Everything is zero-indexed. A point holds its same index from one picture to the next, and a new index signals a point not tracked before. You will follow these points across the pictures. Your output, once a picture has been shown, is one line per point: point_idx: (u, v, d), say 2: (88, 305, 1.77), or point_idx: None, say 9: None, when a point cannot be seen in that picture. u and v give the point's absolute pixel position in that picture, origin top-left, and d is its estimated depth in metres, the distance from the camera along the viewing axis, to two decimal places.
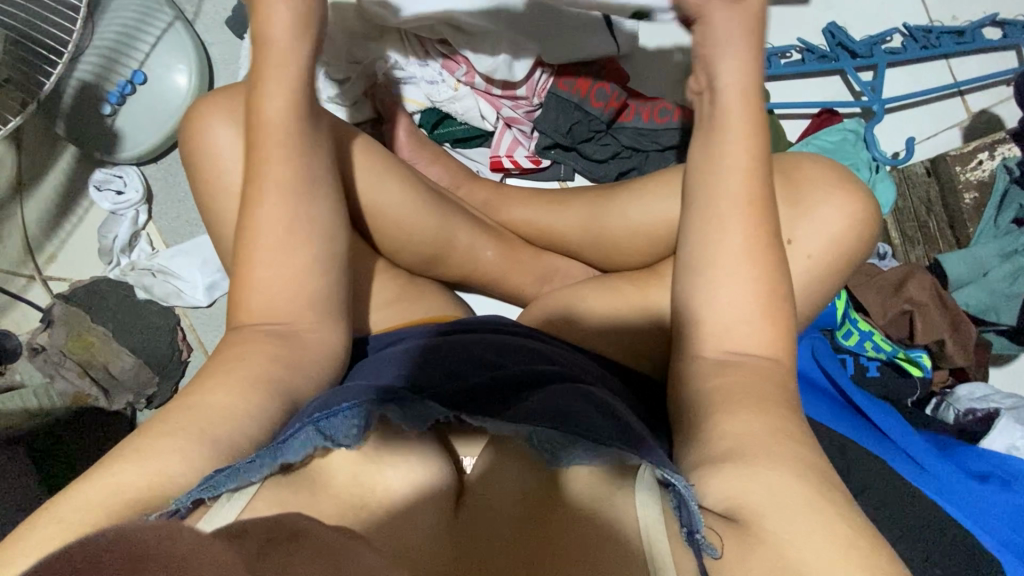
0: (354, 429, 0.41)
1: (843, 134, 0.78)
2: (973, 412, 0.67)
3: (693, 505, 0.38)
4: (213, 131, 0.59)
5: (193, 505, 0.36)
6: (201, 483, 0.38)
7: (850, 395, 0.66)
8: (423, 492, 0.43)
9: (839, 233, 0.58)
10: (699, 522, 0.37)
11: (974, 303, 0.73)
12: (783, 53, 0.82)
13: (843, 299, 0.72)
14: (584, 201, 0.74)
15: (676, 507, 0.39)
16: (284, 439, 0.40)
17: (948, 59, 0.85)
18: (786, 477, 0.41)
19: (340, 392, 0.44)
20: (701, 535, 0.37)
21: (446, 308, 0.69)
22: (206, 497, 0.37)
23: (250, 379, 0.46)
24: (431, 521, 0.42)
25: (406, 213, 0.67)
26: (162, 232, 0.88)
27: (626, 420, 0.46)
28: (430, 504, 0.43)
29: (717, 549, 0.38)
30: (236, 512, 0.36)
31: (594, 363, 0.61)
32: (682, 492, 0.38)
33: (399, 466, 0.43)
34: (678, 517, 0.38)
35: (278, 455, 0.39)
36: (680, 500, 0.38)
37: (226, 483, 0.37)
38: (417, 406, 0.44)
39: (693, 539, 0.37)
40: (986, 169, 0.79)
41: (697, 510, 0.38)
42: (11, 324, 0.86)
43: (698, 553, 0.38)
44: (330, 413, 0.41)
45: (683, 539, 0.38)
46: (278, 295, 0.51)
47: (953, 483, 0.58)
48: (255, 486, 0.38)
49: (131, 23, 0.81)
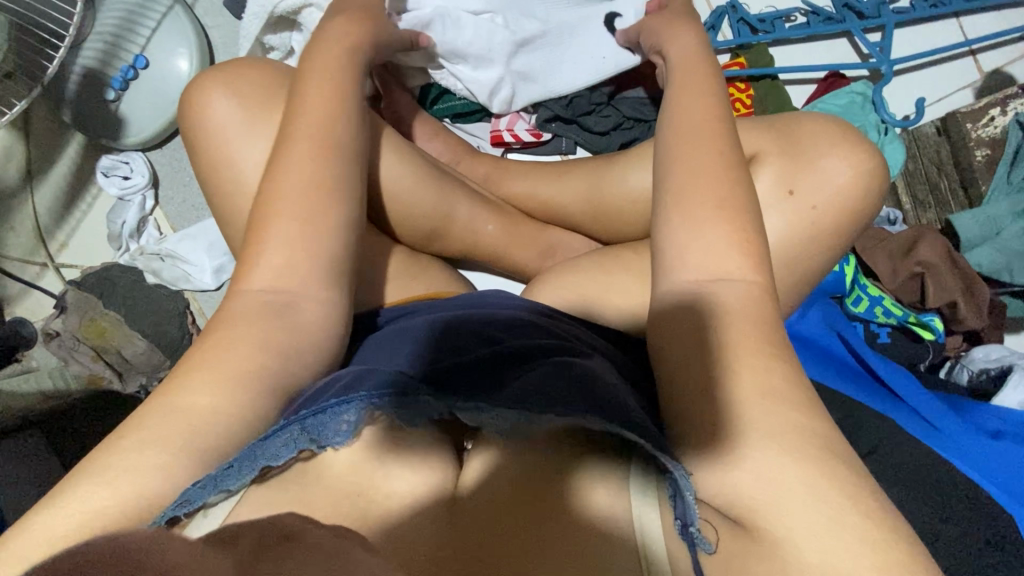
0: (343, 427, 0.42)
1: (851, 97, 0.77)
2: (987, 371, 0.65)
3: (689, 496, 0.40)
4: (212, 106, 0.60)
5: (170, 523, 0.37)
6: (177, 498, 0.38)
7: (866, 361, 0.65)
8: (427, 493, 0.44)
9: (845, 190, 0.57)
10: (693, 515, 0.39)
11: (988, 263, 0.71)
12: (788, 16, 0.80)
13: (852, 264, 0.71)
14: (583, 174, 0.74)
15: (670, 498, 0.40)
16: (267, 437, 0.41)
17: (959, 17, 0.82)
18: (783, 456, 0.41)
19: (331, 388, 0.45)
20: (695, 528, 0.39)
21: (448, 282, 0.69)
22: (180, 515, 0.37)
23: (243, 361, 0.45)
24: (434, 517, 0.42)
25: (403, 183, 0.66)
26: (170, 217, 0.89)
27: (618, 398, 0.45)
28: (439, 501, 0.44)
29: (711, 544, 0.39)
30: (216, 522, 0.37)
31: (592, 334, 0.61)
32: (678, 481, 0.40)
33: (405, 468, 0.44)
34: (673, 508, 0.40)
35: (260, 459, 0.40)
36: (677, 490, 0.40)
37: (202, 495, 0.38)
38: (412, 399, 0.43)
39: (687, 532, 0.39)
40: (997, 125, 0.76)
41: (693, 503, 0.40)
42: (25, 312, 0.88)
43: (692, 547, 0.39)
44: (317, 411, 0.42)
45: (677, 532, 0.39)
46: (273, 272, 0.50)
47: (965, 443, 0.57)
48: (235, 497, 0.39)
49: (132, 10, 0.82)
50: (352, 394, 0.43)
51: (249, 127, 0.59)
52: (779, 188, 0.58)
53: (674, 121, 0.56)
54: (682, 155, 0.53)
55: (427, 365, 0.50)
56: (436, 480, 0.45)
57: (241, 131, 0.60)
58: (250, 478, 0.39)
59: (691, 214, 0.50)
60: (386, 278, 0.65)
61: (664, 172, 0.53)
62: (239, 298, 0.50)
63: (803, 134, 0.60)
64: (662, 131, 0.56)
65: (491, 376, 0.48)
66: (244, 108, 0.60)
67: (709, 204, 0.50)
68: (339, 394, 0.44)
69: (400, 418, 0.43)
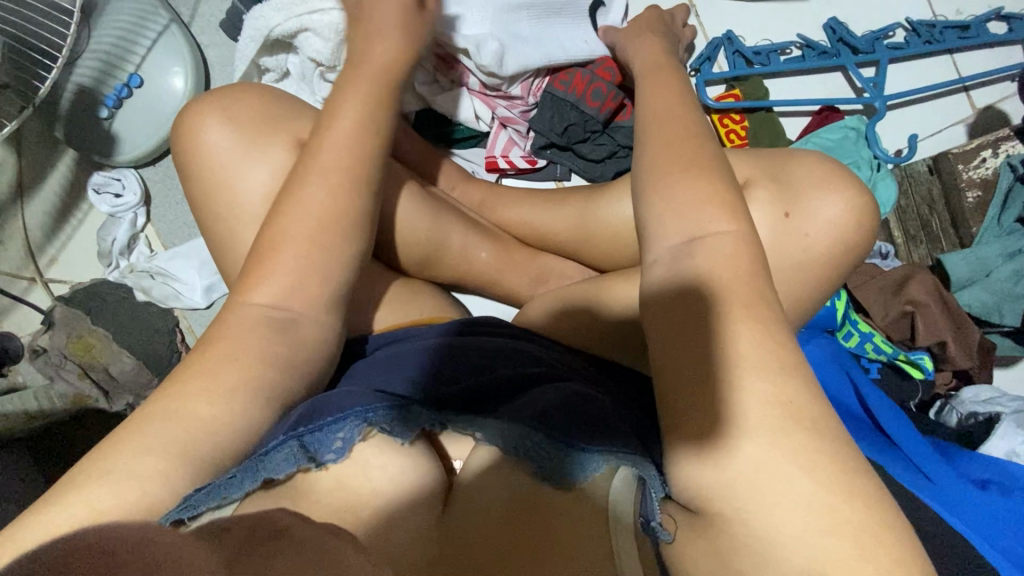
0: (337, 443, 0.44)
1: (844, 132, 0.77)
2: (976, 415, 0.66)
3: (655, 496, 0.42)
4: (205, 133, 0.59)
5: (174, 523, 0.36)
6: (179, 503, 0.38)
7: (868, 403, 0.65)
8: (412, 495, 0.45)
9: (836, 229, 0.57)
10: (653, 511, 0.42)
11: (979, 304, 0.71)
12: (783, 49, 0.81)
13: (842, 299, 0.71)
14: (577, 202, 0.73)
15: (639, 495, 0.44)
16: (267, 451, 0.42)
17: (953, 54, 0.83)
18: None
19: (326, 404, 0.45)
20: (656, 522, 0.41)
21: (438, 310, 0.69)
22: (184, 517, 0.37)
23: (221, 395, 0.45)
24: (420, 522, 0.45)
25: (400, 214, 0.67)
26: (161, 235, 0.89)
27: (608, 417, 0.46)
28: (420, 505, 0.46)
29: (668, 533, 0.41)
30: (225, 513, 0.37)
31: (572, 356, 0.61)
32: (651, 486, 0.42)
33: (382, 463, 0.45)
34: (639, 505, 0.43)
35: (263, 469, 0.41)
36: (647, 492, 0.43)
37: (206, 501, 0.38)
38: (408, 416, 0.46)
39: (648, 527, 0.42)
40: (989, 166, 0.77)
41: (658, 502, 0.42)
42: (12, 326, 0.87)
43: (652, 538, 0.42)
44: (316, 427, 0.43)
45: (640, 528, 0.43)
46: (260, 306, 0.50)
47: (955, 491, 0.57)
48: (235, 505, 0.39)
49: (127, 28, 0.82)
50: (347, 411, 0.44)
51: (242, 156, 0.59)
52: (772, 230, 0.58)
53: (660, 138, 0.53)
54: (676, 177, 0.49)
55: (424, 388, 0.50)
56: (424, 488, 0.47)
57: (235, 159, 0.59)
58: (253, 488, 0.40)
59: (672, 237, 0.47)
60: (375, 307, 0.64)
61: (642, 199, 0.51)
62: (220, 324, 0.49)
63: (798, 173, 0.60)
64: (640, 161, 0.53)
65: (488, 400, 0.48)
66: (238, 137, 0.59)
67: None
68: (336, 411, 0.45)
69: (397, 435, 0.45)
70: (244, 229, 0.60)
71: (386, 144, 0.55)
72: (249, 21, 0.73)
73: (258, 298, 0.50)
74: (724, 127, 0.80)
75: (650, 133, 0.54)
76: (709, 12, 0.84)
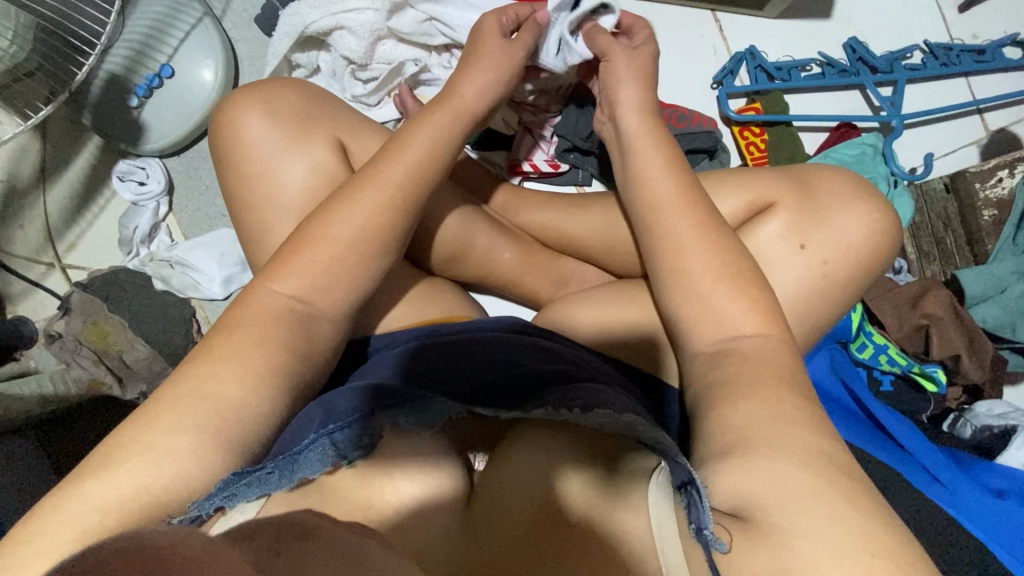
0: (363, 440, 0.43)
1: (862, 148, 0.79)
2: (991, 428, 0.66)
3: (704, 504, 0.38)
4: (243, 124, 0.60)
5: (214, 511, 0.37)
6: (222, 489, 0.39)
7: (872, 411, 0.66)
8: (434, 497, 0.46)
9: (858, 241, 0.59)
10: (706, 519, 0.38)
11: (992, 320, 0.73)
12: (805, 66, 0.83)
13: (858, 311, 0.73)
14: (600, 207, 0.75)
15: (685, 507, 0.40)
16: (300, 450, 0.41)
17: (968, 77, 0.85)
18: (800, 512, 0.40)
19: (349, 398, 0.44)
20: (709, 531, 0.38)
21: (461, 308, 0.69)
22: (226, 506, 0.38)
23: (256, 383, 0.45)
24: (446, 520, 0.45)
25: (428, 213, 0.68)
26: (182, 225, 0.89)
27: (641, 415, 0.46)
28: (443, 506, 0.46)
29: (724, 543, 0.38)
30: (251, 514, 0.37)
31: (615, 371, 0.60)
32: (696, 491, 0.39)
33: (411, 476, 0.46)
34: (688, 514, 0.39)
35: (297, 470, 0.40)
36: (692, 497, 0.39)
37: (245, 493, 0.38)
38: (430, 408, 0.45)
39: (701, 535, 0.38)
40: (1005, 186, 0.79)
41: (707, 508, 0.38)
42: (28, 311, 0.87)
43: (706, 547, 0.38)
44: (346, 425, 0.42)
45: (692, 535, 0.39)
46: (296, 296, 0.50)
47: (971, 500, 0.58)
48: (267, 499, 0.39)
49: (161, 19, 0.83)
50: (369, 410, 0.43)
51: (279, 148, 0.60)
52: (792, 239, 0.59)
53: (678, 239, 0.54)
54: (704, 289, 0.52)
55: (451, 378, 0.50)
56: (448, 489, 0.48)
57: (272, 151, 0.60)
58: (287, 486, 0.40)
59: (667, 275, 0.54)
60: (402, 302, 0.65)
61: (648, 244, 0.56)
62: (251, 308, 0.50)
63: (822, 186, 0.61)
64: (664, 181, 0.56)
65: (514, 397, 0.49)
66: (275, 130, 0.60)
67: (709, 275, 0.52)
68: (360, 405, 0.43)
69: (419, 423, 0.45)
70: (275, 220, 0.61)
71: (422, 143, 0.56)
72: (285, 18, 0.74)
73: (282, 287, 0.50)
74: (744, 140, 0.82)
75: (661, 230, 0.55)
76: (733, 27, 0.86)
